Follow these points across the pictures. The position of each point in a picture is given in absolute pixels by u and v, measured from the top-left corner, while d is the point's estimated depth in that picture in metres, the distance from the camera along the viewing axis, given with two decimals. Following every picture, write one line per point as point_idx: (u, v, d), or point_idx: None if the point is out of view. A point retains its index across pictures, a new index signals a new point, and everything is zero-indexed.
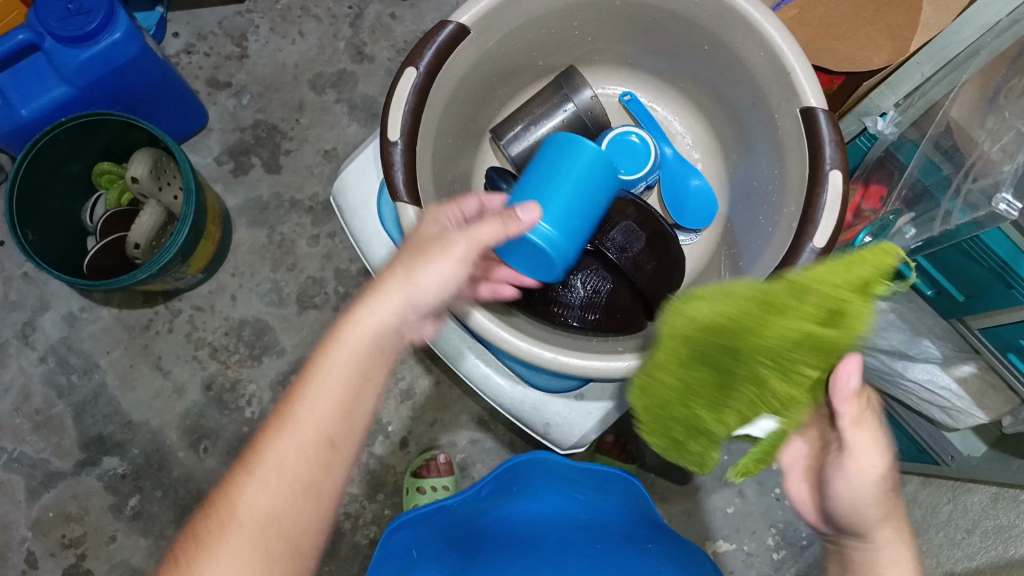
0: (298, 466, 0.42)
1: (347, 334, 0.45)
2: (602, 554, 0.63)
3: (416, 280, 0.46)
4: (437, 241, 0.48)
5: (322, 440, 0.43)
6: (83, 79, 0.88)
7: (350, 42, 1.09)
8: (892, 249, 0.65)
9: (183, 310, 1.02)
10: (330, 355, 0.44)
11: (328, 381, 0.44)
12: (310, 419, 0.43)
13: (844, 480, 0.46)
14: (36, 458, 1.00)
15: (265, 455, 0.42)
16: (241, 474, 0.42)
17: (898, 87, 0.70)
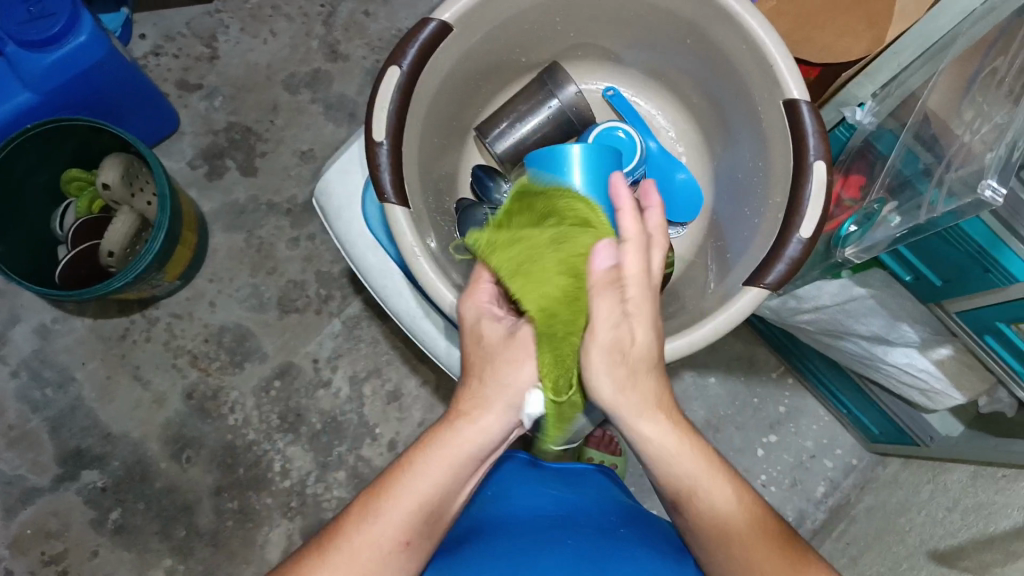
0: (372, 560, 0.48)
1: (439, 445, 0.49)
2: (569, 543, 0.54)
3: (511, 384, 0.49)
4: (504, 345, 0.49)
5: (398, 541, 0.48)
6: (50, 84, 0.86)
7: (323, 40, 1.07)
8: (877, 236, 0.65)
9: (160, 318, 1.00)
10: (420, 460, 0.49)
11: (416, 486, 0.49)
12: (394, 518, 0.48)
13: (666, 450, 0.48)
14: (12, 475, 0.97)
15: (342, 546, 0.48)
16: (319, 553, 0.48)
17: (876, 76, 0.68)
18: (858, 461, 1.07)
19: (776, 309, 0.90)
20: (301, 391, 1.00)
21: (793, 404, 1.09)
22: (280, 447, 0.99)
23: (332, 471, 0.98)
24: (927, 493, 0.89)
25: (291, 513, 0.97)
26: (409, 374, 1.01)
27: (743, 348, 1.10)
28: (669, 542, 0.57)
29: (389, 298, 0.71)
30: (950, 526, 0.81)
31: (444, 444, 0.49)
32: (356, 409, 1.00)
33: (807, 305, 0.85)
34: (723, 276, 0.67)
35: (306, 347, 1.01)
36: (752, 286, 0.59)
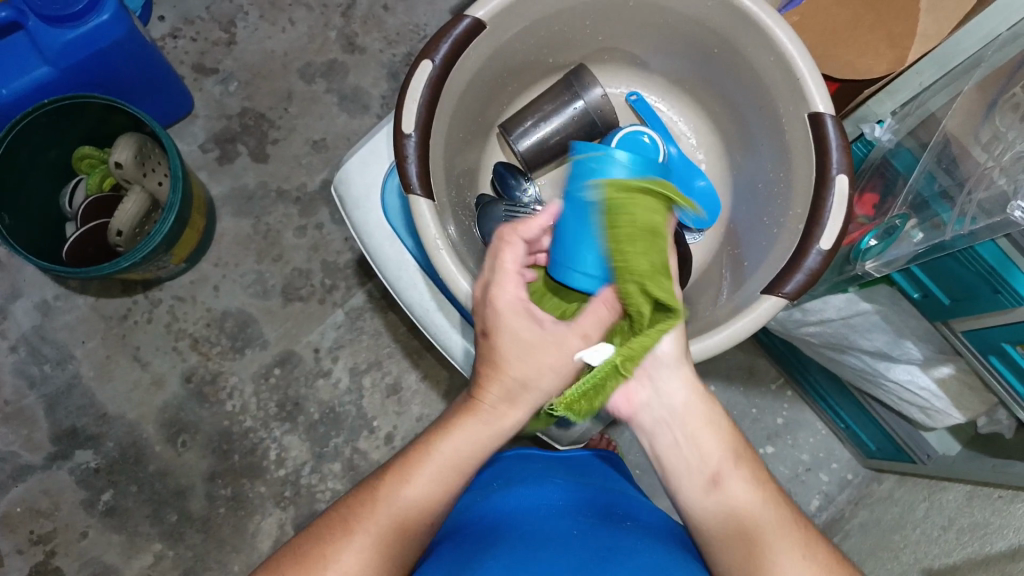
0: (390, 540, 0.47)
1: (466, 427, 0.50)
2: (574, 535, 0.53)
3: (537, 386, 0.49)
4: (549, 338, 0.49)
5: (421, 522, 0.48)
6: (67, 61, 0.86)
7: (341, 32, 1.08)
8: (897, 252, 0.64)
9: (163, 299, 1.00)
10: (445, 440, 0.50)
11: (436, 467, 0.49)
12: (413, 499, 0.48)
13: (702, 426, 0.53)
14: (5, 451, 0.97)
15: (362, 524, 0.47)
16: (338, 529, 0.47)
17: (896, 95, 0.69)
18: (853, 477, 1.07)
19: (781, 321, 0.91)
20: (300, 380, 1.00)
21: (791, 417, 1.09)
22: (276, 435, 0.98)
23: (328, 462, 0.98)
24: (923, 511, 0.89)
25: (284, 503, 0.97)
26: (409, 368, 1.00)
27: (744, 358, 1.10)
28: (679, 534, 0.57)
29: (403, 289, 0.70)
30: (946, 544, 0.82)
31: (470, 426, 0.50)
32: (355, 400, 1.00)
33: (812, 318, 0.87)
34: (737, 286, 0.67)
35: (309, 336, 1.01)
36: (770, 295, 0.59)
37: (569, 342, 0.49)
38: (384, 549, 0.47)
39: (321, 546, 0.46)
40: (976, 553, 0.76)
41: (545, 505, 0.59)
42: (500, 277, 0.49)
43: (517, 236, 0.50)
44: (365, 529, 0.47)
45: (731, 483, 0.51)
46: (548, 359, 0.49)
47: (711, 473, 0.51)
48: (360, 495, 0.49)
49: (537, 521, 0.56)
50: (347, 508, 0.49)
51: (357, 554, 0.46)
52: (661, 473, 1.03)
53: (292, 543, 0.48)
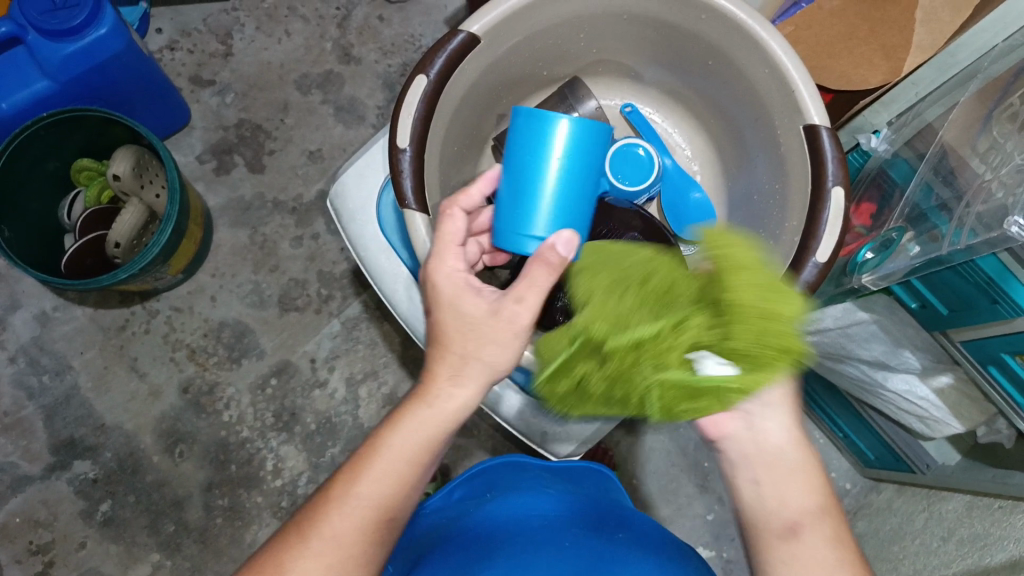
0: (353, 535, 0.45)
1: (413, 417, 0.48)
2: (563, 541, 0.54)
3: (489, 360, 0.48)
4: (492, 317, 0.48)
5: (383, 520, 0.46)
6: (66, 74, 0.86)
7: (337, 43, 1.08)
8: (894, 266, 0.64)
9: (161, 310, 1.00)
10: (396, 433, 0.48)
11: (393, 456, 0.47)
12: (371, 490, 0.46)
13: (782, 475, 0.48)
14: (4, 462, 0.97)
15: (322, 530, 0.45)
16: (301, 533, 0.46)
17: (891, 105, 0.70)
18: (852, 486, 1.06)
19: None
20: (297, 390, 1.00)
21: None
22: (273, 445, 0.98)
23: (324, 472, 0.98)
24: (923, 521, 0.88)
25: (281, 513, 0.97)
26: (405, 378, 1.00)
27: None
28: (667, 543, 0.56)
29: (399, 302, 0.70)
30: (946, 556, 0.81)
31: (419, 415, 0.48)
32: (351, 410, 1.00)
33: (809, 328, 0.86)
34: None
35: (305, 346, 1.01)
36: None
37: (513, 314, 0.47)
38: (345, 551, 0.45)
39: (279, 556, 0.45)
40: (977, 565, 0.75)
41: (536, 516, 0.59)
42: (440, 251, 0.51)
43: (456, 209, 0.52)
44: (326, 533, 0.45)
45: (811, 536, 0.46)
46: (492, 333, 0.48)
47: (790, 522, 0.46)
48: (316, 503, 0.47)
49: (532, 534, 0.55)
50: (304, 519, 0.47)
51: (319, 560, 0.44)
52: (658, 483, 1.03)
53: (260, 554, 0.46)
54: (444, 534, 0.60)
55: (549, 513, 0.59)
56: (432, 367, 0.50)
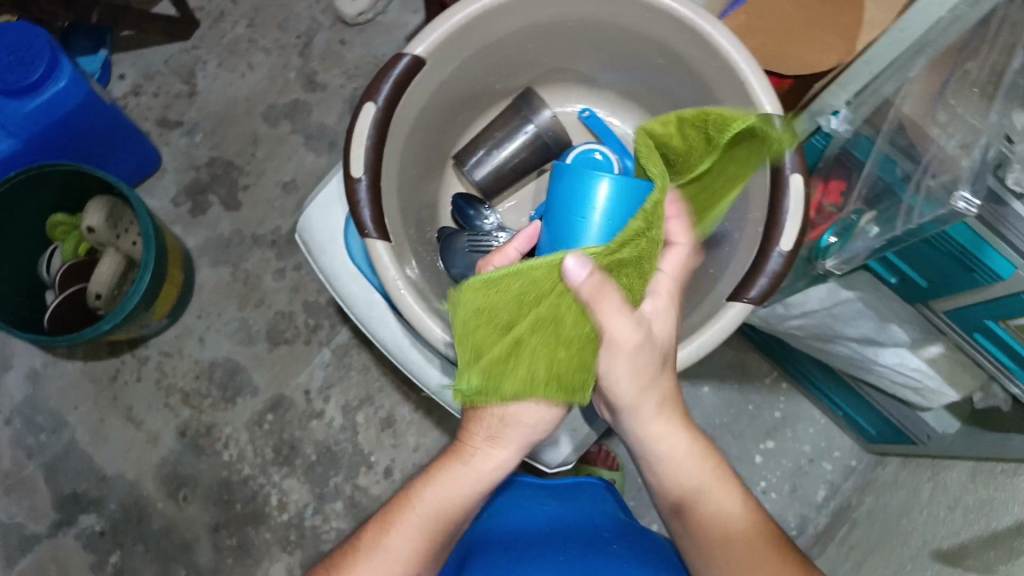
0: (413, 546, 0.49)
1: (447, 479, 0.50)
2: (562, 560, 0.55)
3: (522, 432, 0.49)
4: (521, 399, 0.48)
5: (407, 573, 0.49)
6: (30, 129, 0.86)
7: (301, 71, 1.09)
8: (857, 248, 0.67)
9: (151, 356, 1.00)
10: (428, 488, 0.50)
11: (449, 477, 0.50)
12: (433, 504, 0.50)
13: (675, 461, 0.52)
14: (10, 523, 0.97)
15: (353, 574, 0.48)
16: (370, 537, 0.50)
17: (847, 85, 0.70)
18: (858, 463, 1.06)
19: (765, 317, 0.90)
20: (294, 423, 1.00)
21: (789, 409, 1.08)
22: (276, 480, 0.98)
23: (329, 502, 0.98)
24: (928, 493, 0.87)
25: (290, 547, 0.97)
26: (401, 401, 1.00)
27: (735, 355, 1.09)
28: (657, 550, 0.58)
29: (377, 329, 0.71)
30: (953, 525, 0.78)
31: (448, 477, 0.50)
32: (350, 437, 1.00)
33: (794, 312, 0.86)
34: (707, 289, 0.67)
35: (298, 378, 1.01)
36: (736, 300, 0.60)
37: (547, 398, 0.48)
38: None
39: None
40: (982, 531, 0.72)
41: (530, 533, 0.61)
42: None
43: None
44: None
45: (703, 509, 0.51)
46: (532, 408, 0.47)
47: (676, 500, 0.52)
48: (347, 551, 0.50)
49: (524, 548, 0.58)
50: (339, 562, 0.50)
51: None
52: None
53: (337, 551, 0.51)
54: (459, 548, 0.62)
55: (546, 532, 0.60)
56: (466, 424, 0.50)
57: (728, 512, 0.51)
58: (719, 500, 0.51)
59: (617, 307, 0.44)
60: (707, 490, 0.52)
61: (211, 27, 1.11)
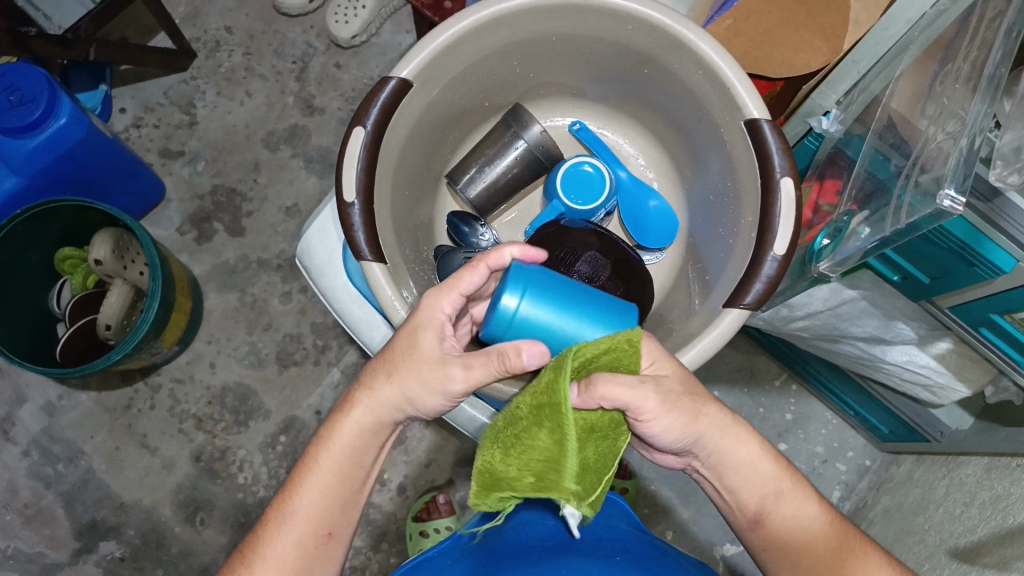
0: (340, 464, 0.49)
1: (335, 441, 0.49)
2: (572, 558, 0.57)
3: (411, 397, 0.48)
4: (436, 358, 0.47)
5: (319, 533, 0.48)
6: (34, 168, 0.87)
7: (298, 96, 1.11)
8: (849, 249, 0.64)
9: (163, 383, 1.02)
10: (325, 453, 0.49)
11: (347, 433, 0.49)
12: (343, 444, 0.49)
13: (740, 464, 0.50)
14: (31, 553, 0.98)
15: (264, 549, 0.48)
16: (298, 479, 0.49)
17: (837, 84, 0.73)
18: (872, 462, 1.05)
19: (768, 320, 0.89)
20: (307, 443, 1.00)
21: (800, 411, 1.08)
22: None
23: None
24: (944, 490, 0.86)
25: None
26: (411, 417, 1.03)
27: (743, 359, 1.09)
28: (667, 564, 0.58)
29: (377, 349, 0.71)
30: (969, 521, 0.77)
31: (329, 446, 0.49)
32: None
33: (799, 312, 0.85)
34: (706, 296, 0.68)
35: (309, 400, 1.02)
36: (732, 307, 0.60)
37: (448, 373, 0.47)
38: (289, 567, 0.47)
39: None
40: (999, 527, 0.71)
41: (540, 543, 0.62)
42: (439, 290, 0.49)
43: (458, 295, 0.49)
44: (268, 554, 0.48)
45: (781, 509, 0.51)
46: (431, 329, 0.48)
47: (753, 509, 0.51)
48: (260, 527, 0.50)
49: (534, 560, 0.58)
50: (251, 544, 0.49)
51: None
52: (675, 487, 1.03)
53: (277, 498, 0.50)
54: (468, 552, 0.64)
55: (552, 538, 0.62)
56: (362, 381, 0.50)
57: (805, 506, 0.51)
58: (794, 495, 0.51)
59: (638, 382, 0.46)
60: (791, 498, 0.51)
61: (208, 57, 1.12)
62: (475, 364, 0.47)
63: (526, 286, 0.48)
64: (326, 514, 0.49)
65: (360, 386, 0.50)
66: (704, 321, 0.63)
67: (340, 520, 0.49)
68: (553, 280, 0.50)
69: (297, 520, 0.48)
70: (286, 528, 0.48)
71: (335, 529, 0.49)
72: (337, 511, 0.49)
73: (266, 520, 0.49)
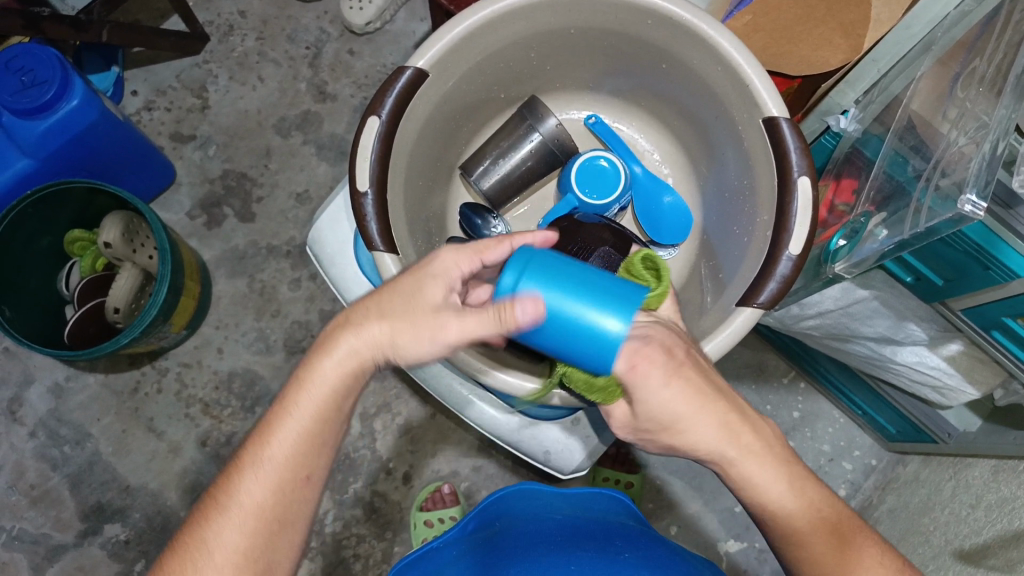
0: (319, 407, 0.46)
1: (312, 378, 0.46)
2: (574, 555, 0.57)
3: (398, 343, 0.45)
4: (436, 307, 0.45)
5: (299, 477, 0.46)
6: (46, 150, 0.87)
7: (311, 82, 1.10)
8: (866, 251, 0.64)
9: (170, 368, 1.02)
10: (301, 392, 0.46)
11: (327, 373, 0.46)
12: (322, 385, 0.46)
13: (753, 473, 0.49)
14: (37, 534, 0.98)
15: (239, 496, 0.45)
16: (272, 419, 0.46)
17: (857, 83, 0.70)
18: (878, 461, 1.05)
19: (779, 318, 0.89)
20: None
21: (807, 408, 1.08)
22: None
23: (349, 508, 1.01)
24: (950, 491, 0.86)
25: (311, 554, 0.99)
26: (418, 407, 1.03)
27: (751, 356, 1.09)
28: (671, 562, 0.58)
29: None
30: (976, 524, 0.77)
31: (308, 391, 0.46)
32: (368, 444, 1.02)
33: (810, 311, 0.85)
34: (719, 293, 0.68)
35: None
36: (746, 306, 0.60)
37: (443, 323, 0.45)
38: (266, 514, 0.45)
39: (203, 529, 0.45)
40: (1005, 531, 0.71)
41: (545, 536, 0.62)
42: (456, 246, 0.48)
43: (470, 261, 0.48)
44: (244, 500, 0.45)
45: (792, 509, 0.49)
46: (441, 279, 0.46)
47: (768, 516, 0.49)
48: (231, 469, 0.47)
49: (540, 555, 0.58)
50: (220, 487, 0.47)
51: (240, 530, 0.45)
52: (680, 481, 1.03)
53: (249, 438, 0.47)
54: (476, 544, 0.64)
55: (557, 532, 0.62)
56: (344, 318, 0.47)
57: (807, 508, 0.49)
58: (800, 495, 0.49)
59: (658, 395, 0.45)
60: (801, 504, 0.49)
61: (221, 41, 1.12)
62: (478, 317, 0.45)
63: (527, 265, 0.46)
64: (303, 457, 0.46)
65: (343, 323, 0.47)
66: (718, 318, 0.63)
67: (315, 464, 0.47)
68: (564, 264, 0.46)
69: (274, 461, 0.46)
70: (263, 469, 0.46)
71: (311, 474, 0.47)
72: (315, 455, 0.47)
73: (238, 460, 0.47)
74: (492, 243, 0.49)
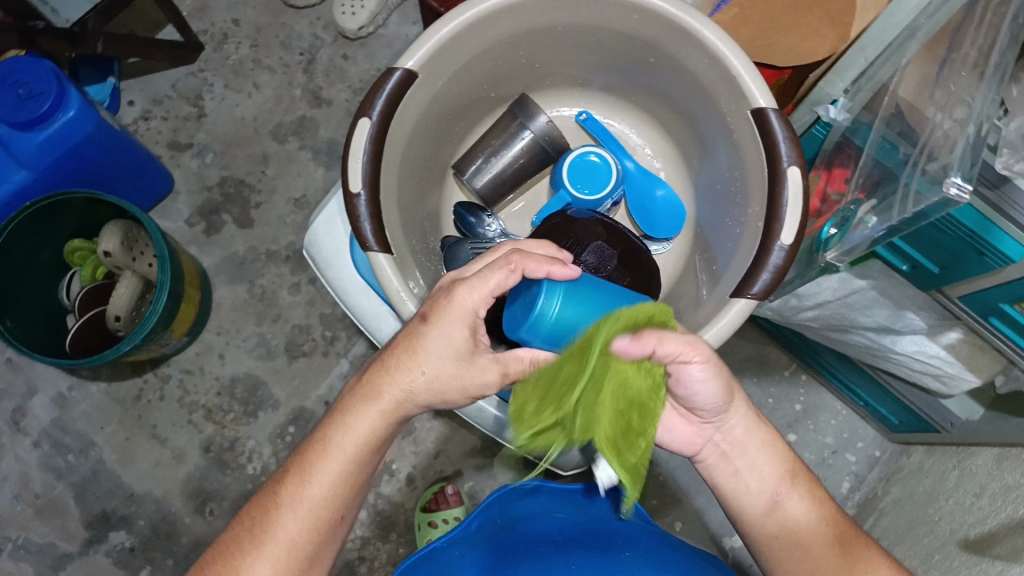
0: (357, 453, 0.48)
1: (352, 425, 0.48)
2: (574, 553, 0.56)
3: (443, 392, 0.48)
4: (474, 354, 0.47)
5: (333, 517, 0.48)
6: (45, 161, 0.88)
7: (306, 88, 1.11)
8: (856, 238, 0.64)
9: (172, 375, 1.02)
10: (341, 436, 0.48)
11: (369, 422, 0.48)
12: (363, 434, 0.48)
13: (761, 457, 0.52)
14: (43, 543, 0.99)
15: (275, 532, 0.47)
16: (309, 461, 0.48)
17: (845, 73, 0.72)
18: (882, 453, 1.05)
19: (777, 310, 0.88)
20: None
21: (810, 401, 1.08)
22: None
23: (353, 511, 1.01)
24: (954, 480, 0.85)
25: None
26: None
27: (752, 350, 1.09)
28: (671, 558, 0.58)
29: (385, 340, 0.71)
30: (980, 512, 0.77)
31: (350, 436, 0.48)
32: None
33: (807, 303, 0.85)
34: (713, 285, 0.68)
35: (318, 391, 1.02)
36: (739, 297, 0.60)
37: (483, 375, 0.48)
38: (299, 551, 0.47)
39: (236, 561, 0.46)
40: (1009, 518, 0.71)
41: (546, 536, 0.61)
42: (477, 278, 0.46)
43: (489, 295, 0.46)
44: (280, 537, 0.47)
45: (790, 501, 0.51)
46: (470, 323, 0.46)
47: (771, 495, 0.52)
48: (266, 503, 0.48)
49: (540, 555, 0.57)
50: (254, 521, 0.48)
51: (272, 563, 0.46)
52: (683, 477, 1.03)
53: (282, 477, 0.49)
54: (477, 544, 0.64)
55: (558, 531, 0.62)
56: (385, 363, 0.48)
57: (815, 510, 0.51)
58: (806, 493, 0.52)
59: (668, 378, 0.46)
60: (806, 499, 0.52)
61: (216, 49, 1.13)
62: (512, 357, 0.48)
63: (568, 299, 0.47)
64: (337, 498, 0.48)
65: (384, 367, 0.48)
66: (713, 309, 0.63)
67: (346, 504, 0.49)
68: (597, 291, 0.48)
69: (309, 502, 0.47)
70: (297, 509, 0.47)
71: (341, 514, 0.49)
72: (347, 495, 0.48)
73: (271, 497, 0.48)
74: (502, 270, 0.45)
